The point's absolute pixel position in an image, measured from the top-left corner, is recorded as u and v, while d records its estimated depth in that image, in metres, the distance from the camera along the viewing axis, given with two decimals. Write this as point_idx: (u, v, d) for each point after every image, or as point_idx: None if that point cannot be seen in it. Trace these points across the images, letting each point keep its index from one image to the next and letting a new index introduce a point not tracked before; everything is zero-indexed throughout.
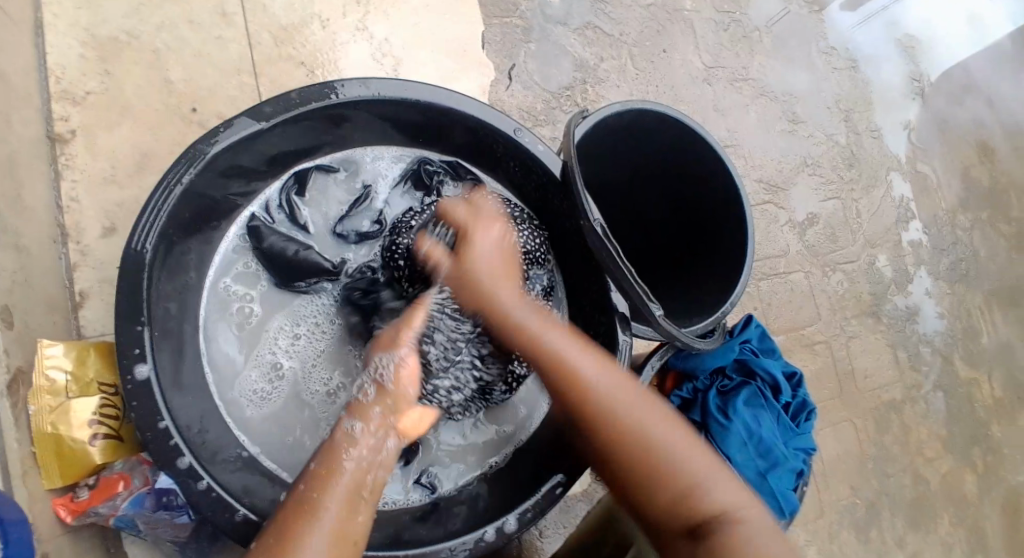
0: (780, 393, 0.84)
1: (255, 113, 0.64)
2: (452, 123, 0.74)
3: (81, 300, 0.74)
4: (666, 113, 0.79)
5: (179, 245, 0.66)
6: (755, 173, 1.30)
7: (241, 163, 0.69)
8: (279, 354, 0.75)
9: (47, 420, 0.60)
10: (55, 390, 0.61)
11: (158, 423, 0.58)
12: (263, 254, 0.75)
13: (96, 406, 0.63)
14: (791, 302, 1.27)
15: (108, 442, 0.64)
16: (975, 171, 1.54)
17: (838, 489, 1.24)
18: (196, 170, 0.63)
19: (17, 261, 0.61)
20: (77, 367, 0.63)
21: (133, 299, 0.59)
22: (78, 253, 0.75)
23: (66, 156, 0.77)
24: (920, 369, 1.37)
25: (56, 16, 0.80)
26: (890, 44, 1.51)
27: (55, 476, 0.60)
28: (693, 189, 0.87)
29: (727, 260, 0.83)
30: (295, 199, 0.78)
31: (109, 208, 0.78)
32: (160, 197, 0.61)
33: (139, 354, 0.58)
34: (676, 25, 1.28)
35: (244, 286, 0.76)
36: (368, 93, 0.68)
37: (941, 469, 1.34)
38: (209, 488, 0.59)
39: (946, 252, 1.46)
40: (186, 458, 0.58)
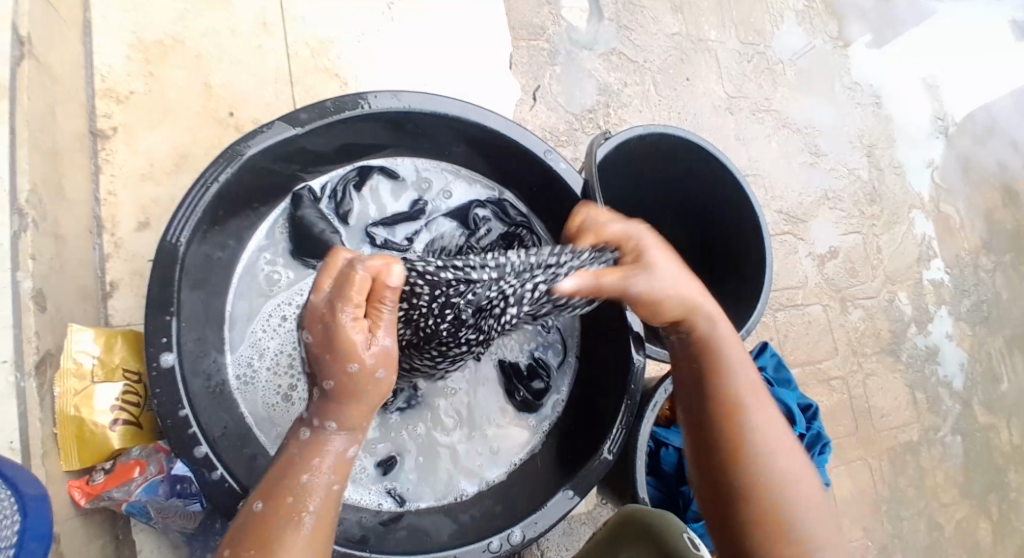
0: (794, 424, 0.83)
1: (292, 119, 0.66)
2: (478, 139, 0.75)
3: (109, 290, 0.76)
4: (689, 138, 0.80)
5: (208, 240, 0.67)
6: (775, 203, 1.30)
7: (273, 166, 0.70)
8: (270, 341, 0.75)
9: (71, 403, 0.61)
10: (81, 374, 0.62)
11: (178, 412, 0.59)
12: (297, 224, 0.76)
13: (119, 393, 0.64)
14: (807, 335, 1.26)
15: (127, 428, 0.64)
16: (999, 213, 1.52)
17: (851, 528, 1.22)
18: (232, 169, 0.64)
19: (55, 246, 0.63)
20: (104, 353, 0.65)
21: (163, 290, 0.60)
22: (110, 245, 0.77)
23: (106, 151, 0.79)
24: (937, 410, 1.35)
25: (106, 18, 0.83)
26: (914, 83, 1.51)
27: (74, 458, 0.61)
28: (711, 215, 0.87)
29: (744, 288, 0.83)
30: (351, 189, 0.80)
31: (143, 203, 0.80)
32: (196, 193, 0.63)
33: (165, 343, 0.59)
34: (701, 55, 1.30)
35: (276, 262, 0.77)
36: (400, 105, 0.69)
37: (957, 514, 1.31)
38: (222, 479, 0.59)
39: (968, 292, 1.44)
40: (203, 447, 0.59)
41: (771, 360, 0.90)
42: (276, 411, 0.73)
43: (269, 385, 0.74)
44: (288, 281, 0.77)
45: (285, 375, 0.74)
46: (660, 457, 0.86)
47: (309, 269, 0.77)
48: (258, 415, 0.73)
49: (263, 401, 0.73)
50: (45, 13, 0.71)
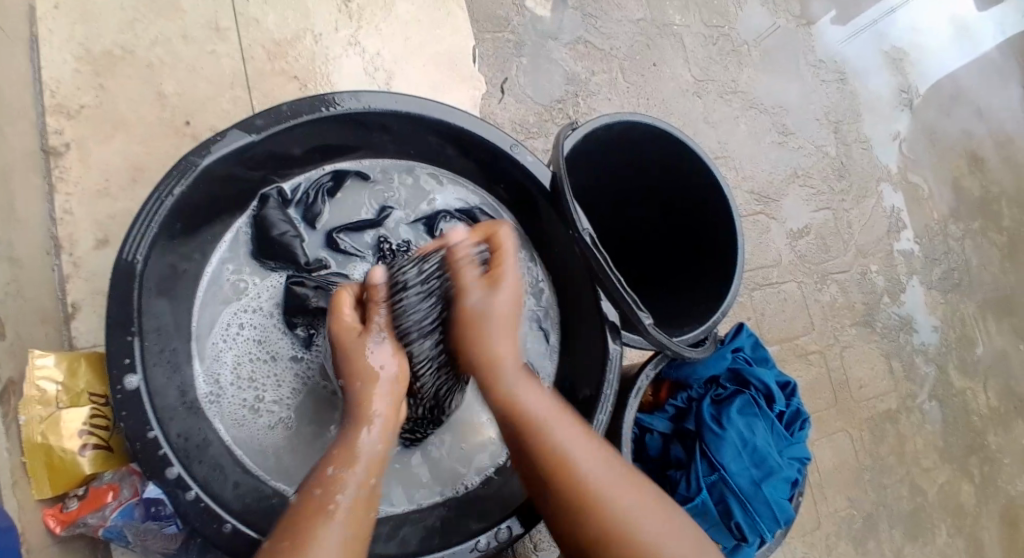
0: (774, 401, 0.84)
1: (247, 126, 0.64)
2: (440, 136, 0.74)
3: (73, 312, 0.74)
4: (655, 124, 0.80)
5: (169, 257, 0.66)
6: (746, 184, 1.31)
7: (229, 177, 0.68)
8: (233, 353, 0.73)
9: (37, 430, 0.59)
10: (46, 401, 0.61)
11: (147, 433, 0.58)
12: (262, 227, 0.75)
13: (87, 417, 0.63)
14: (784, 313, 1.27)
15: (98, 452, 0.63)
16: (966, 181, 1.55)
17: (834, 499, 1.24)
18: (188, 181, 0.62)
19: (10, 272, 0.61)
20: (68, 378, 0.63)
21: (124, 309, 0.59)
22: (70, 265, 0.75)
23: (60, 169, 0.77)
24: (914, 378, 1.37)
25: (51, 32, 0.81)
26: (878, 57, 1.53)
27: (45, 487, 0.59)
28: (682, 199, 0.88)
29: (719, 270, 0.83)
30: (322, 192, 0.79)
31: (102, 220, 0.78)
32: (151, 207, 0.61)
33: (129, 364, 0.58)
34: (666, 39, 1.30)
35: (240, 269, 0.76)
36: (359, 106, 0.67)
37: (938, 478, 1.34)
38: (197, 499, 0.58)
39: (938, 261, 1.47)
40: (175, 468, 0.58)
41: (749, 340, 0.91)
42: (243, 427, 0.72)
43: (235, 399, 0.72)
44: (256, 288, 0.75)
45: (249, 388, 0.73)
46: (646, 443, 0.87)
47: (270, 275, 0.76)
48: (228, 427, 0.72)
49: (227, 415, 0.72)
50: None
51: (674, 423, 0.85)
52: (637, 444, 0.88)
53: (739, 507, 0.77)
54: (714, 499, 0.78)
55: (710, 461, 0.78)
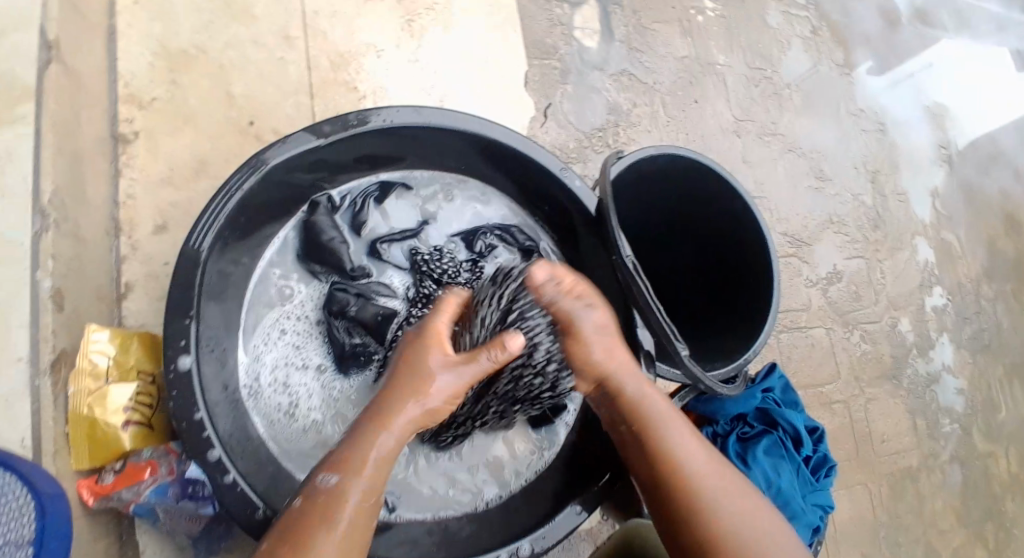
0: (801, 446, 0.84)
1: (314, 130, 0.66)
2: (493, 155, 0.75)
3: (124, 292, 0.77)
4: (700, 160, 0.81)
5: (226, 248, 0.67)
6: (780, 226, 1.31)
7: (290, 179, 0.70)
8: (274, 352, 0.75)
9: (84, 402, 0.60)
10: (96, 373, 0.62)
11: (194, 414, 0.58)
12: (311, 232, 0.77)
13: (132, 393, 0.64)
14: (810, 357, 1.26)
15: (139, 429, 0.64)
16: (1001, 241, 1.54)
17: (849, 552, 1.21)
18: (253, 179, 0.64)
19: (74, 248, 0.63)
20: (119, 354, 0.65)
21: (185, 291, 0.60)
22: (127, 247, 0.78)
23: (126, 155, 0.80)
24: (937, 437, 1.35)
25: (131, 26, 0.85)
26: (919, 111, 1.54)
27: (84, 458, 0.60)
28: (720, 236, 0.89)
29: (752, 309, 0.84)
30: (369, 202, 0.81)
31: (162, 208, 0.80)
32: (218, 201, 0.63)
33: (183, 345, 0.59)
34: (710, 78, 1.32)
35: (286, 270, 0.78)
36: (420, 120, 0.69)
37: (956, 541, 1.31)
38: (235, 483, 0.59)
39: (969, 320, 1.45)
40: (217, 450, 0.58)
41: (778, 381, 0.90)
42: (280, 425, 0.73)
43: (275, 398, 0.73)
44: (303, 289, 0.78)
45: (289, 388, 0.74)
46: None
47: (314, 278, 0.78)
48: (268, 424, 0.73)
49: (266, 414, 0.73)
50: (75, 20, 0.72)
51: None
52: None
53: None
54: None
55: None
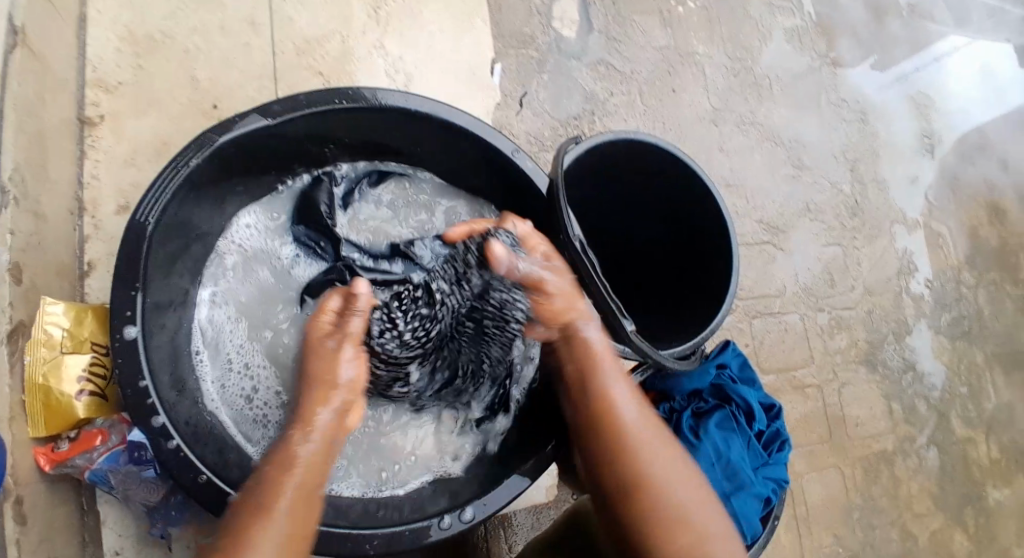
0: (754, 420, 0.86)
1: (264, 110, 0.67)
2: (448, 138, 0.76)
3: (88, 270, 0.79)
4: (658, 143, 0.83)
5: (176, 227, 0.68)
6: (756, 214, 1.31)
7: (243, 157, 0.71)
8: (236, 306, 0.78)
9: (39, 371, 0.63)
10: (51, 344, 0.64)
11: (138, 382, 0.59)
12: (307, 200, 0.81)
13: (87, 364, 0.67)
14: (785, 343, 1.27)
15: (93, 399, 0.67)
16: (984, 229, 1.55)
17: (820, 536, 1.24)
18: (203, 157, 0.65)
19: (35, 225, 0.66)
20: (75, 326, 0.67)
21: (131, 265, 0.61)
22: (92, 227, 0.80)
23: (92, 138, 0.83)
24: (915, 422, 1.36)
25: (100, 13, 0.87)
26: (903, 101, 1.54)
27: (40, 426, 0.63)
28: (680, 218, 0.91)
29: (712, 289, 0.86)
30: (365, 186, 0.85)
31: (125, 188, 0.83)
32: (167, 175, 0.63)
33: (130, 316, 0.60)
34: (687, 67, 1.34)
35: (265, 225, 0.81)
36: (371, 102, 0.70)
37: (931, 526, 1.32)
38: (178, 449, 0.60)
39: (949, 307, 1.46)
40: (161, 417, 0.60)
41: (735, 358, 0.93)
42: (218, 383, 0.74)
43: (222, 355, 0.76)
44: (297, 257, 0.82)
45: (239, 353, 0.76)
46: None
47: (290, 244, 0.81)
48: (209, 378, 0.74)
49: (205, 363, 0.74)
50: (39, 6, 0.74)
51: None
52: None
53: None
54: None
55: None
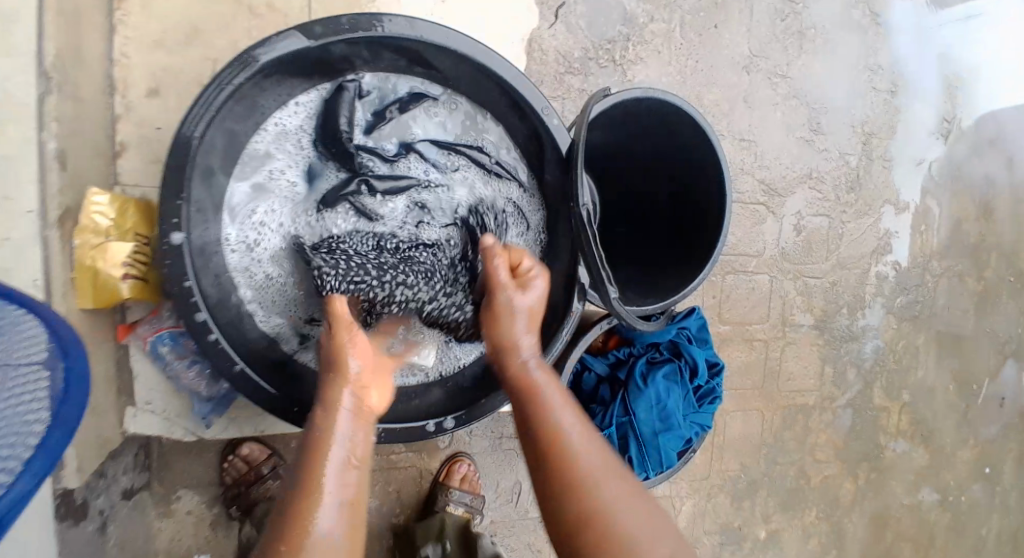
0: (697, 375, 0.96)
1: (307, 31, 0.67)
2: (485, 81, 0.77)
3: (120, 150, 0.81)
4: (683, 109, 0.87)
5: (214, 135, 0.70)
6: (761, 172, 1.34)
7: (284, 70, 0.72)
8: (259, 197, 0.79)
9: (88, 254, 0.69)
10: (98, 232, 0.70)
11: (184, 282, 0.68)
12: (329, 116, 0.80)
13: (131, 251, 0.73)
14: (747, 299, 1.37)
15: (135, 283, 0.73)
16: (968, 224, 1.60)
17: (729, 461, 1.43)
18: (246, 75, 0.67)
19: (76, 110, 0.68)
20: (118, 216, 0.72)
21: (179, 175, 0.66)
22: (122, 106, 0.81)
23: (122, 11, 0.80)
24: (840, 385, 1.52)
25: None
26: (938, 78, 1.51)
27: (87, 300, 0.70)
28: (686, 185, 0.96)
29: (698, 254, 0.93)
30: (392, 109, 0.83)
31: (155, 71, 0.82)
32: (212, 93, 0.66)
33: (175, 223, 0.67)
34: (736, 4, 1.28)
35: (290, 125, 0.80)
36: (414, 34, 0.70)
37: (826, 471, 1.54)
38: (216, 341, 0.70)
39: (907, 290, 1.56)
40: (203, 313, 0.69)
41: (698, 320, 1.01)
42: (238, 265, 0.78)
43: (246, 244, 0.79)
44: (318, 160, 0.82)
45: (259, 243, 0.80)
46: (582, 380, 1.00)
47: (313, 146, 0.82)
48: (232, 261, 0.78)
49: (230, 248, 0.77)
50: None
51: (610, 369, 0.98)
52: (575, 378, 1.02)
53: (634, 447, 0.92)
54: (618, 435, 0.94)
55: (624, 405, 0.92)
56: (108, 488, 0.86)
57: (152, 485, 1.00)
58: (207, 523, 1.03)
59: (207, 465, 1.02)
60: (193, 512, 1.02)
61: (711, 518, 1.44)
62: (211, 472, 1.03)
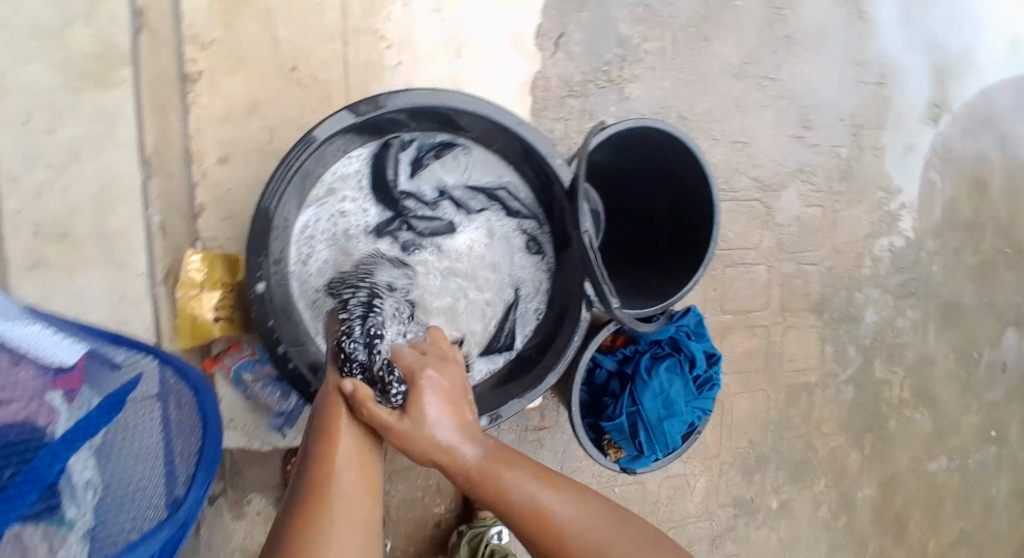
0: (695, 366, 1.09)
1: (352, 111, 0.81)
2: (504, 133, 0.91)
3: (198, 212, 1.03)
4: (674, 133, 0.99)
5: (285, 200, 0.84)
6: (755, 171, 1.45)
7: (336, 138, 0.86)
8: (318, 237, 0.96)
9: (188, 303, 0.95)
10: (194, 284, 0.96)
11: (268, 322, 0.84)
12: (379, 167, 0.98)
13: (218, 299, 0.96)
14: (748, 289, 1.49)
15: (223, 324, 0.96)
16: (961, 202, 1.68)
17: (738, 438, 1.56)
18: (305, 154, 0.80)
19: (164, 186, 0.95)
20: (208, 271, 0.97)
21: (260, 238, 0.81)
22: (198, 174, 1.03)
23: (193, 93, 1.01)
24: (842, 361, 1.63)
25: None
26: (925, 66, 1.59)
27: (187, 339, 0.96)
28: (681, 196, 1.08)
29: (693, 258, 1.05)
30: (427, 159, 1.00)
31: (223, 141, 1.03)
32: (281, 171, 0.79)
33: (258, 276, 0.82)
34: (725, 16, 1.38)
35: (345, 176, 0.96)
36: (436, 103, 0.83)
37: (832, 442, 1.65)
38: (294, 369, 0.85)
39: (903, 270, 1.65)
40: (283, 347, 0.84)
41: (694, 317, 1.13)
42: (301, 294, 0.94)
43: (305, 277, 0.94)
44: (367, 203, 0.99)
45: (317, 276, 0.95)
46: (594, 374, 1.14)
47: (363, 192, 0.98)
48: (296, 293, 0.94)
49: (295, 282, 0.94)
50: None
51: (619, 364, 1.11)
52: (588, 373, 1.15)
53: (643, 432, 1.05)
54: (628, 422, 1.07)
55: (632, 397, 1.06)
56: None
57: (227, 491, 1.15)
58: None
59: (269, 471, 1.16)
60: (263, 512, 1.17)
61: (725, 491, 1.57)
62: (274, 477, 1.16)
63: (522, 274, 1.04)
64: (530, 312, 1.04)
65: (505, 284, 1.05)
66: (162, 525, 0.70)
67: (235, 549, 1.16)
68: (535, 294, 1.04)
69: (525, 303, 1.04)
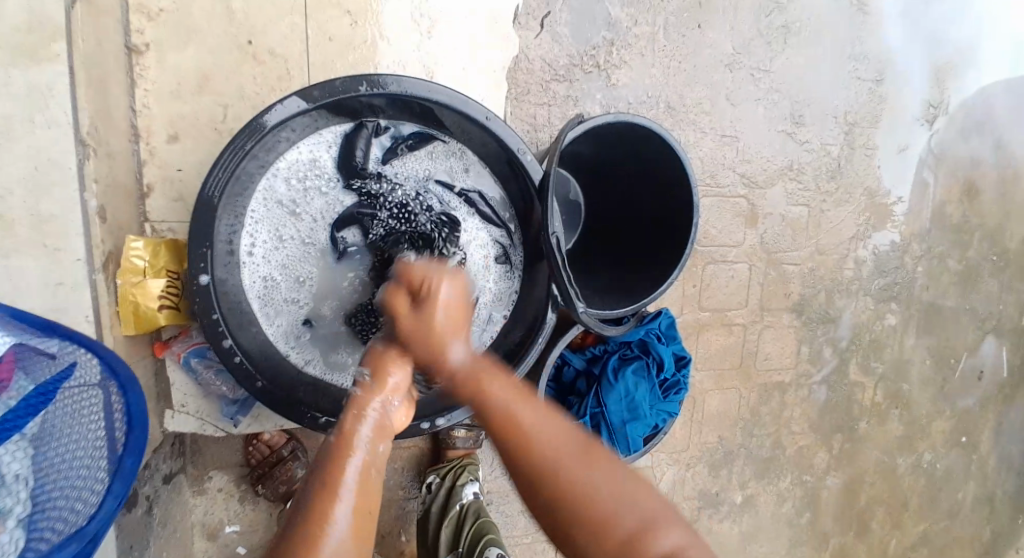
0: (663, 369, 1.07)
1: (305, 96, 0.81)
2: (473, 126, 0.90)
3: (147, 190, 1.01)
4: (652, 128, 0.95)
5: (235, 185, 0.85)
6: (741, 166, 1.41)
7: (295, 121, 0.85)
8: (277, 218, 0.92)
9: (131, 291, 0.93)
10: (136, 271, 0.94)
11: (212, 314, 0.84)
12: (349, 150, 0.93)
13: (163, 286, 0.96)
14: (726, 286, 1.47)
15: (169, 311, 0.97)
16: (951, 207, 1.64)
17: (707, 434, 1.55)
18: (254, 140, 0.81)
19: (108, 166, 0.90)
20: (151, 258, 0.96)
21: (203, 228, 0.82)
22: (147, 151, 1.00)
23: (140, 67, 0.98)
24: (816, 363, 1.61)
25: None
26: (925, 64, 1.54)
27: (131, 326, 0.94)
28: (659, 193, 1.05)
29: (668, 258, 1.02)
30: (402, 146, 0.96)
31: (173, 119, 1.01)
32: (228, 157, 0.80)
33: (202, 267, 0.83)
34: (719, 2, 1.32)
35: (310, 156, 0.92)
36: (398, 90, 0.83)
37: (801, 441, 1.65)
38: (239, 362, 0.87)
39: (886, 273, 1.62)
40: (228, 340, 0.85)
41: (665, 319, 1.12)
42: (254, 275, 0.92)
43: (262, 258, 0.92)
44: (335, 186, 0.95)
45: (274, 259, 0.93)
46: (562, 372, 1.12)
47: (330, 173, 0.94)
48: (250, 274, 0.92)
49: (249, 263, 0.91)
50: None
51: (587, 363, 1.10)
52: (555, 370, 1.14)
53: (606, 434, 1.04)
54: (592, 423, 1.05)
55: (598, 398, 1.04)
56: (152, 476, 1.03)
57: (187, 468, 1.15)
58: (236, 498, 1.18)
59: (234, 450, 1.17)
60: (224, 490, 1.18)
61: (690, 485, 1.58)
62: (238, 456, 1.17)
63: (488, 272, 1.01)
64: (490, 309, 1.02)
65: (472, 281, 1.01)
66: (64, 542, 0.65)
67: (194, 524, 1.16)
68: (497, 291, 1.02)
69: (488, 300, 1.02)
